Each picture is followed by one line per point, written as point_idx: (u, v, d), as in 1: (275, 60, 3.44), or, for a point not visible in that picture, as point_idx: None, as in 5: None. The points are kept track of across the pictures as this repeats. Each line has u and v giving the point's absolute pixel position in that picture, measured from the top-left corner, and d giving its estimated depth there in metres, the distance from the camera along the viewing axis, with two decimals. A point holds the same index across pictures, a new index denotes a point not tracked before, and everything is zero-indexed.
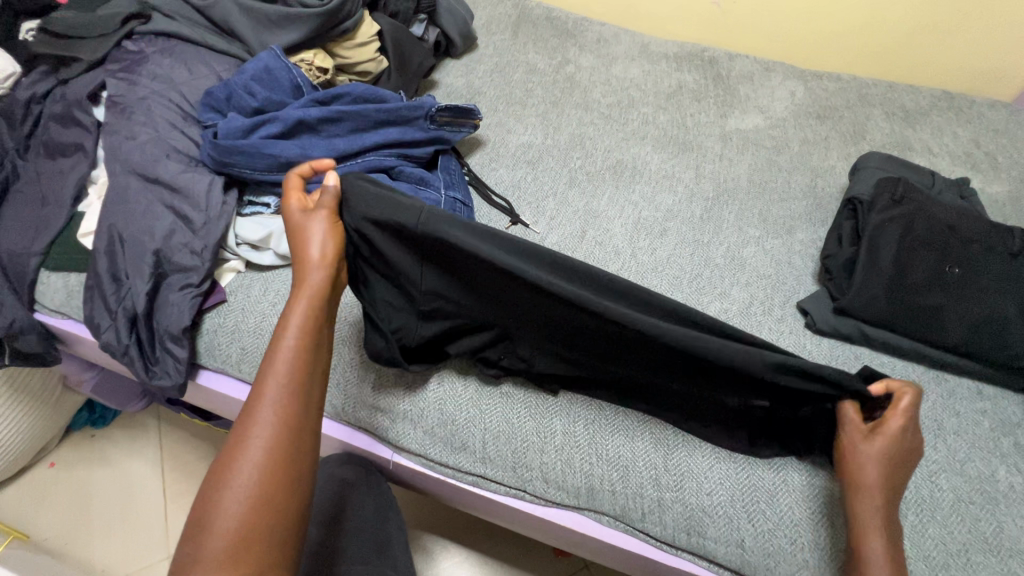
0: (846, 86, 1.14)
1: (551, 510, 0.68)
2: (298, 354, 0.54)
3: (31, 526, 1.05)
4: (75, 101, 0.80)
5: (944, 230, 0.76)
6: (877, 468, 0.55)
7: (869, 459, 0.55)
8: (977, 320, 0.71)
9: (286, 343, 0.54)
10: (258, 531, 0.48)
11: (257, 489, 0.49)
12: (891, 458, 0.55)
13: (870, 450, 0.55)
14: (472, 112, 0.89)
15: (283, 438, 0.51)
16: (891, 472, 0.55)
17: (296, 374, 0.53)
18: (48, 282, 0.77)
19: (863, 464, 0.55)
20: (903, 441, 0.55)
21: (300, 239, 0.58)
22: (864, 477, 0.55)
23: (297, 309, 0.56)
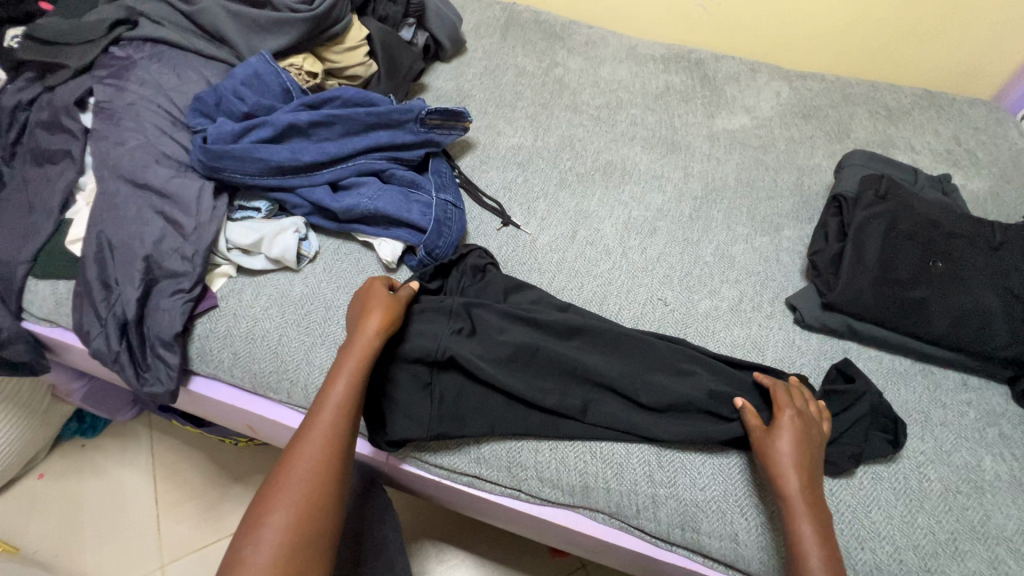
0: (830, 86, 1.16)
1: (547, 509, 0.68)
2: (348, 392, 0.60)
3: (20, 538, 1.03)
4: (61, 108, 0.80)
5: (927, 225, 0.78)
6: (787, 455, 0.60)
7: (778, 451, 0.60)
8: (960, 312, 0.73)
9: (340, 382, 0.60)
10: (298, 545, 0.52)
11: (299, 507, 0.54)
12: (794, 444, 0.60)
13: (777, 443, 0.61)
14: (461, 114, 0.89)
15: (328, 464, 0.57)
16: (802, 462, 0.59)
17: (346, 411, 0.59)
18: (35, 289, 0.76)
19: (774, 456, 0.60)
20: (797, 423, 0.62)
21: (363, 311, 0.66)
22: (778, 465, 0.59)
23: (353, 354, 0.62)
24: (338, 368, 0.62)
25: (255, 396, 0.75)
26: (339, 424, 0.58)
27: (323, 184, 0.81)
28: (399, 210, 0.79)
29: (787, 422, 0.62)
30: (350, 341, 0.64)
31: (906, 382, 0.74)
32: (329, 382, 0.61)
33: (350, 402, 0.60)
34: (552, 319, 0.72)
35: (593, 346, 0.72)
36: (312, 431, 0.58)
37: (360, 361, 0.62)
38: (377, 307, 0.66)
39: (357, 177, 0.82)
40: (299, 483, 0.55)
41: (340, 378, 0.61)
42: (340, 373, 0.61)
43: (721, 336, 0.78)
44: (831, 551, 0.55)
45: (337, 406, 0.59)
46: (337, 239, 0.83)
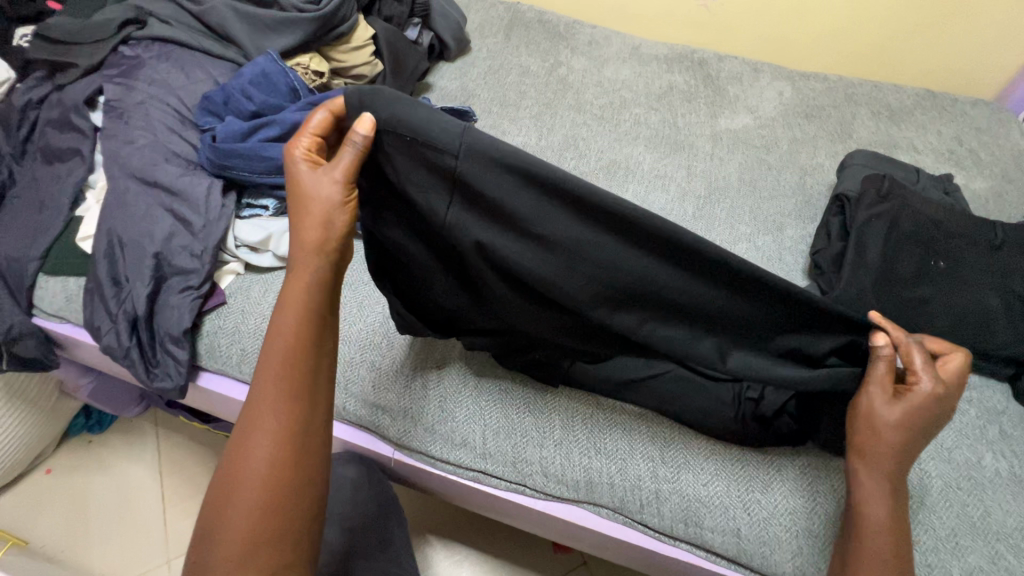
0: (833, 86, 1.17)
1: (551, 504, 0.69)
2: (292, 347, 0.54)
3: (28, 533, 1.05)
4: (72, 107, 0.81)
5: (929, 225, 0.78)
6: (891, 434, 0.53)
7: (882, 422, 0.54)
8: (961, 311, 0.73)
9: (281, 338, 0.54)
10: (268, 522, 0.51)
11: (276, 443, 0.52)
12: (905, 423, 0.53)
13: (884, 414, 0.54)
14: (467, 114, 0.90)
15: (293, 399, 0.53)
16: (906, 441, 0.53)
17: (301, 338, 0.54)
18: (46, 286, 0.77)
19: (877, 429, 0.54)
20: (923, 401, 0.53)
21: (302, 205, 0.54)
22: (877, 436, 0.54)
23: (301, 273, 0.54)
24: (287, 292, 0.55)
25: None
26: (291, 387, 0.53)
27: None
28: None
29: (914, 398, 0.53)
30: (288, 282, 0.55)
31: None
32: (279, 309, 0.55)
33: (305, 327, 0.54)
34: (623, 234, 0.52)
35: (651, 290, 0.56)
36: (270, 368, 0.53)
37: (310, 279, 0.54)
38: (314, 206, 0.53)
39: None
40: (268, 421, 0.53)
41: (291, 301, 0.54)
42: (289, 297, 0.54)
43: None
44: (898, 528, 0.54)
45: (290, 334, 0.54)
46: None
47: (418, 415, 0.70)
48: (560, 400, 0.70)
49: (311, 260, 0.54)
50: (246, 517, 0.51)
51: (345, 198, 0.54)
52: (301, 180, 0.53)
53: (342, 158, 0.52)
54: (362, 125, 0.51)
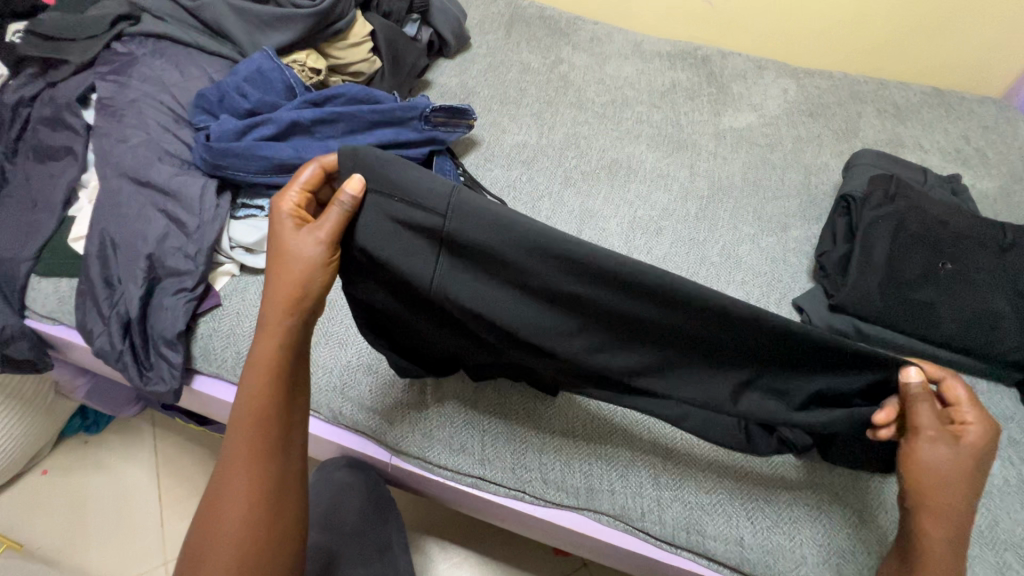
0: (838, 83, 1.15)
1: (551, 510, 0.68)
2: (263, 403, 0.54)
3: (25, 534, 1.04)
4: (64, 104, 0.79)
5: (937, 226, 0.77)
6: (942, 470, 0.52)
7: (932, 462, 0.53)
8: (970, 314, 0.72)
9: (252, 394, 0.54)
10: (245, 574, 0.53)
11: (248, 501, 0.53)
12: (953, 459, 0.52)
13: (935, 453, 0.53)
14: (467, 112, 0.88)
15: (265, 457, 0.54)
16: (959, 479, 0.52)
17: (272, 399, 0.54)
18: (38, 287, 0.75)
19: (930, 467, 0.53)
20: (969, 439, 0.53)
21: (284, 263, 0.52)
22: (930, 473, 0.53)
23: (273, 334, 0.54)
24: (258, 353, 0.54)
25: None
26: (264, 442, 0.54)
27: None
28: None
29: (957, 439, 0.53)
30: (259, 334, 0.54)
31: None
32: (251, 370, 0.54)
33: (276, 388, 0.54)
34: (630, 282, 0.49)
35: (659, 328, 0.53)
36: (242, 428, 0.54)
37: (282, 339, 0.54)
38: (292, 265, 0.52)
39: None
40: (241, 480, 0.53)
41: (263, 362, 0.54)
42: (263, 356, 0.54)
43: None
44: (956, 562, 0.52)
45: (262, 394, 0.54)
46: None
47: (417, 422, 0.69)
48: (561, 405, 0.69)
49: (285, 315, 0.53)
50: (217, 574, 0.52)
51: (327, 261, 0.52)
52: (285, 240, 0.53)
53: (327, 218, 0.51)
54: (351, 185, 0.50)
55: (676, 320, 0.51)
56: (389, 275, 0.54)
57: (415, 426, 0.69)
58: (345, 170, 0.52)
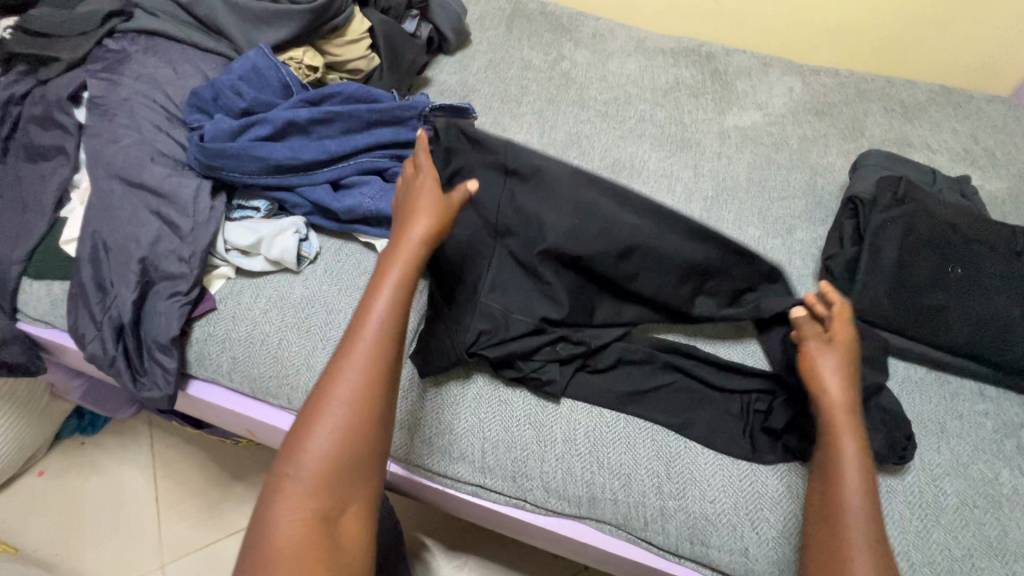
0: (845, 81, 1.13)
1: (552, 519, 0.67)
2: (390, 308, 0.55)
3: (21, 537, 1.03)
4: (55, 103, 0.77)
5: (946, 229, 0.76)
6: (833, 376, 0.60)
7: (822, 369, 0.61)
8: (979, 320, 0.71)
9: (381, 297, 0.55)
10: (338, 473, 0.49)
11: (340, 432, 0.50)
12: (841, 365, 0.60)
13: (823, 360, 0.61)
14: (468, 111, 0.85)
15: (371, 389, 0.52)
16: (848, 382, 0.59)
17: (387, 329, 0.54)
18: (30, 289, 0.74)
19: (821, 372, 0.60)
20: (846, 346, 0.62)
21: (414, 211, 0.60)
22: (824, 380, 0.60)
23: (393, 272, 0.56)
24: (376, 288, 0.56)
25: (254, 400, 0.74)
26: (382, 347, 0.53)
27: (324, 183, 0.78)
28: None
29: (837, 345, 0.62)
30: (389, 257, 0.58)
31: (921, 391, 0.72)
32: (367, 301, 0.55)
33: (391, 321, 0.54)
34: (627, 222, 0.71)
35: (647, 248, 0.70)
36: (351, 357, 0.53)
37: (401, 276, 0.56)
38: (424, 211, 0.59)
39: (359, 176, 0.80)
40: (337, 409, 0.51)
41: (381, 294, 0.55)
42: (379, 290, 0.56)
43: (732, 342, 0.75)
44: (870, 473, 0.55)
45: (376, 323, 0.54)
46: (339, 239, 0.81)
47: (415, 427, 0.68)
48: (562, 411, 0.68)
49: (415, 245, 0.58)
50: (314, 468, 0.49)
51: (445, 224, 0.60)
52: (419, 198, 0.60)
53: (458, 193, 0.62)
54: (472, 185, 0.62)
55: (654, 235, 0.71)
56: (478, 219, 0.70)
57: (413, 429, 0.68)
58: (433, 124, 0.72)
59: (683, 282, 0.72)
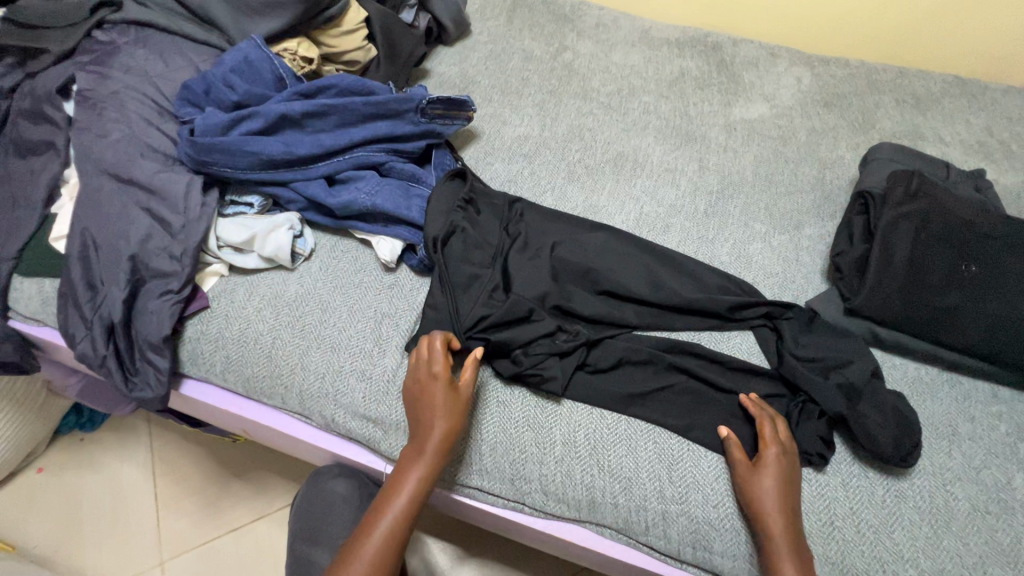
0: (855, 72, 1.10)
1: (551, 522, 0.66)
2: (411, 498, 0.59)
3: (19, 535, 1.03)
4: (44, 96, 0.75)
5: (960, 225, 0.73)
6: (771, 498, 0.57)
7: (761, 491, 0.58)
8: (994, 320, 0.68)
9: (405, 487, 0.59)
10: None
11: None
12: (778, 483, 0.58)
13: (757, 482, 0.58)
14: (466, 103, 0.83)
15: (385, 563, 0.57)
16: (786, 508, 0.57)
17: (400, 530, 0.58)
18: (20, 288, 0.73)
19: (759, 496, 0.58)
20: (783, 462, 0.60)
21: (430, 402, 0.61)
22: (762, 506, 0.57)
23: (414, 473, 0.60)
24: (397, 484, 0.60)
25: (248, 400, 0.72)
26: (399, 530, 0.58)
27: (319, 178, 0.76)
28: (398, 206, 0.75)
29: (772, 460, 0.59)
30: (415, 442, 0.61)
31: (932, 393, 0.70)
32: (387, 497, 0.59)
33: (408, 513, 0.59)
34: (614, 245, 0.78)
35: (632, 262, 0.76)
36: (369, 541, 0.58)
37: (423, 477, 0.60)
38: (447, 407, 0.61)
39: (355, 170, 0.78)
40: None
41: (400, 493, 0.59)
42: (399, 492, 0.59)
43: (735, 342, 0.73)
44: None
45: (392, 528, 0.58)
46: (334, 235, 0.79)
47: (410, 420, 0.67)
48: (562, 411, 0.66)
49: (435, 440, 0.60)
50: None
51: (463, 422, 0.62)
52: (437, 402, 0.61)
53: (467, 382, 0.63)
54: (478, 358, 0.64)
55: (636, 253, 0.78)
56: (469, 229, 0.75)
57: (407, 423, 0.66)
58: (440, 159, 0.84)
59: (668, 291, 0.74)
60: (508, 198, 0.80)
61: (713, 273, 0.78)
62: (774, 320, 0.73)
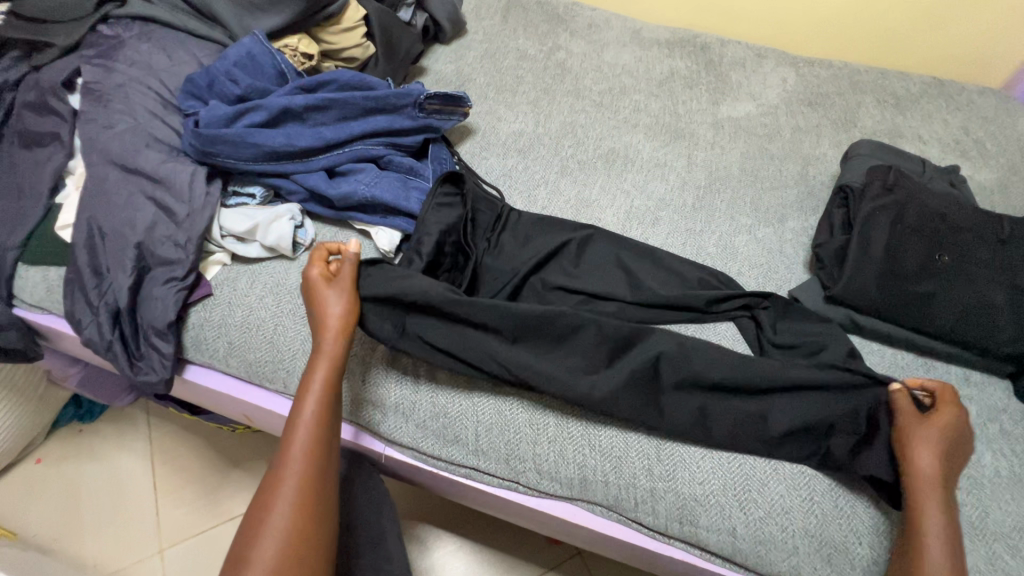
0: (838, 73, 1.14)
1: (544, 501, 0.68)
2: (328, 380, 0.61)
3: (19, 523, 1.04)
4: (49, 89, 0.77)
5: (935, 218, 0.77)
6: (931, 450, 0.58)
7: (929, 433, 0.59)
8: (964, 306, 0.72)
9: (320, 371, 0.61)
10: (304, 526, 0.54)
11: (301, 492, 0.55)
12: (948, 431, 0.59)
13: (924, 436, 0.59)
14: (462, 99, 0.86)
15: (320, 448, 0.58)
16: (944, 460, 0.58)
17: (325, 412, 0.60)
18: (26, 276, 0.74)
19: (917, 447, 0.58)
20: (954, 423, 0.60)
21: (321, 296, 0.64)
22: (921, 456, 0.58)
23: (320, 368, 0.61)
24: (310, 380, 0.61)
25: (251, 385, 0.75)
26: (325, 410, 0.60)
27: (320, 170, 0.79)
28: (397, 198, 0.77)
29: (947, 414, 0.60)
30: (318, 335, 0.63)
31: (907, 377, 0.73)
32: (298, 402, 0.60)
33: (326, 405, 0.60)
34: (596, 246, 0.82)
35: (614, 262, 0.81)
36: (294, 446, 0.57)
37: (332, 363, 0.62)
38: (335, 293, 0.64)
39: (353, 163, 0.81)
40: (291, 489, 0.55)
41: (310, 391, 0.60)
42: (308, 389, 0.60)
43: (721, 330, 0.76)
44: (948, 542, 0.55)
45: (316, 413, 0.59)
46: (334, 226, 0.81)
47: (407, 390, 0.69)
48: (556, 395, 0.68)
49: (335, 322, 0.63)
50: (281, 520, 0.53)
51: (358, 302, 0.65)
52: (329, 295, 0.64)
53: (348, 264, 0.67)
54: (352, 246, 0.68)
55: (616, 252, 0.82)
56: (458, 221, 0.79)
57: (402, 399, 0.69)
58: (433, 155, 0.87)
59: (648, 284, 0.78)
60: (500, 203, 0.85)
61: (695, 268, 0.81)
62: (752, 310, 0.77)
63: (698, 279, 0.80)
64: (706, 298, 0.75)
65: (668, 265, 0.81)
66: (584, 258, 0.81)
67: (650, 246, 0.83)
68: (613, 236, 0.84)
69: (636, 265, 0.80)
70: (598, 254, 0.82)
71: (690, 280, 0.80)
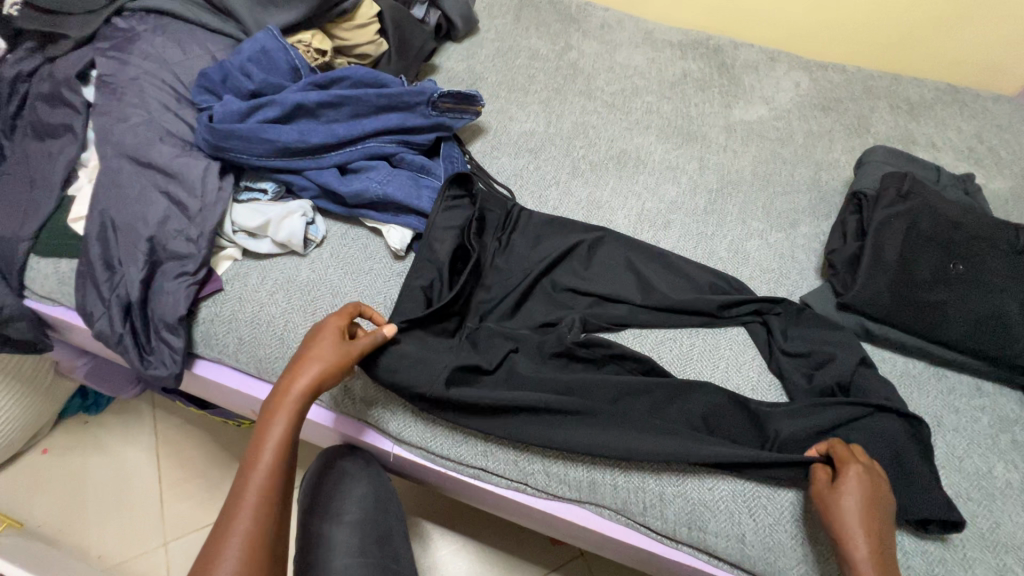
0: (851, 78, 1.13)
1: (553, 503, 0.68)
2: (282, 443, 0.57)
3: (25, 514, 1.04)
4: (63, 80, 0.77)
5: (950, 227, 0.76)
6: (854, 515, 0.54)
7: (843, 511, 0.55)
8: (979, 316, 0.71)
9: (274, 433, 0.57)
10: None
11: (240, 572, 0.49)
12: (863, 502, 0.55)
13: (846, 504, 0.55)
14: (474, 98, 0.86)
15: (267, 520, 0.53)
16: (872, 525, 0.54)
17: (277, 479, 0.55)
18: (37, 267, 0.74)
19: (842, 515, 0.55)
20: (865, 479, 0.56)
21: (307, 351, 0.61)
22: (847, 526, 0.54)
23: (279, 424, 0.58)
24: (261, 441, 0.57)
25: (261, 381, 0.74)
26: (275, 477, 0.55)
27: (331, 167, 0.79)
28: (408, 196, 0.77)
29: (853, 477, 0.56)
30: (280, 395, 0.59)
31: (919, 386, 0.73)
32: (251, 462, 0.55)
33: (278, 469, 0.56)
34: (606, 249, 0.82)
35: (627, 266, 0.80)
36: (237, 521, 0.52)
37: (289, 427, 0.58)
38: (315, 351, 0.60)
39: (365, 161, 0.81)
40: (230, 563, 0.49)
41: (263, 455, 0.56)
42: (263, 449, 0.56)
43: (732, 334, 0.76)
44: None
45: (267, 480, 0.55)
46: (344, 223, 0.81)
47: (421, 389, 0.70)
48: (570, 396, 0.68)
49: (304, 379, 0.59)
50: None
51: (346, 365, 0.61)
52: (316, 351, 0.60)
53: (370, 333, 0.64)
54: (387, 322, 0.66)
55: (626, 255, 0.81)
56: (469, 226, 0.78)
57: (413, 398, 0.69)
58: (444, 154, 0.86)
59: (658, 289, 0.77)
60: (509, 205, 0.84)
61: (706, 271, 0.81)
62: (763, 315, 0.77)
63: (710, 283, 0.79)
64: (716, 301, 0.75)
65: (677, 269, 0.81)
66: (594, 260, 0.81)
67: (660, 249, 0.83)
68: (624, 239, 0.83)
69: (647, 270, 0.80)
70: (608, 257, 0.81)
71: (701, 285, 0.79)
